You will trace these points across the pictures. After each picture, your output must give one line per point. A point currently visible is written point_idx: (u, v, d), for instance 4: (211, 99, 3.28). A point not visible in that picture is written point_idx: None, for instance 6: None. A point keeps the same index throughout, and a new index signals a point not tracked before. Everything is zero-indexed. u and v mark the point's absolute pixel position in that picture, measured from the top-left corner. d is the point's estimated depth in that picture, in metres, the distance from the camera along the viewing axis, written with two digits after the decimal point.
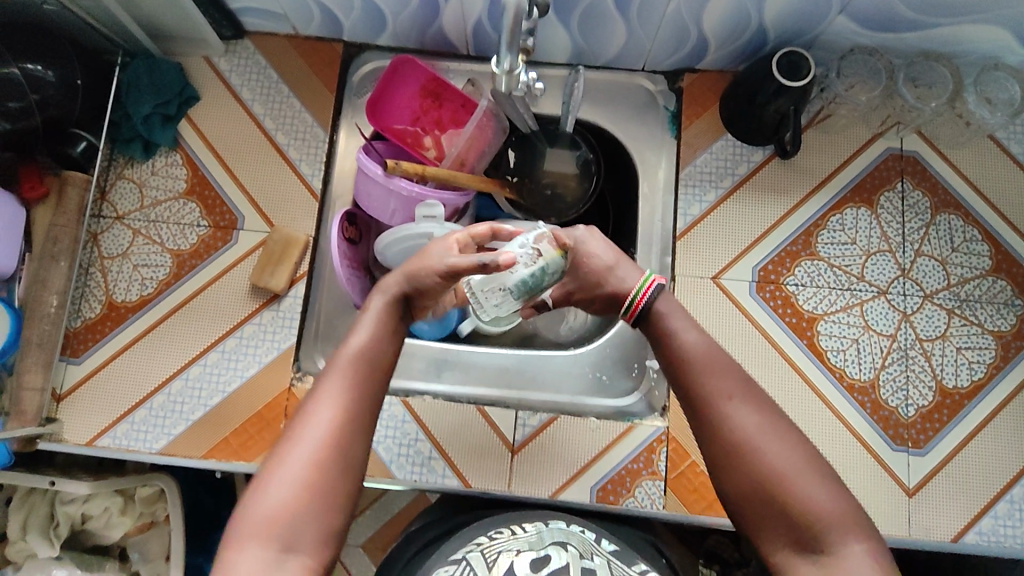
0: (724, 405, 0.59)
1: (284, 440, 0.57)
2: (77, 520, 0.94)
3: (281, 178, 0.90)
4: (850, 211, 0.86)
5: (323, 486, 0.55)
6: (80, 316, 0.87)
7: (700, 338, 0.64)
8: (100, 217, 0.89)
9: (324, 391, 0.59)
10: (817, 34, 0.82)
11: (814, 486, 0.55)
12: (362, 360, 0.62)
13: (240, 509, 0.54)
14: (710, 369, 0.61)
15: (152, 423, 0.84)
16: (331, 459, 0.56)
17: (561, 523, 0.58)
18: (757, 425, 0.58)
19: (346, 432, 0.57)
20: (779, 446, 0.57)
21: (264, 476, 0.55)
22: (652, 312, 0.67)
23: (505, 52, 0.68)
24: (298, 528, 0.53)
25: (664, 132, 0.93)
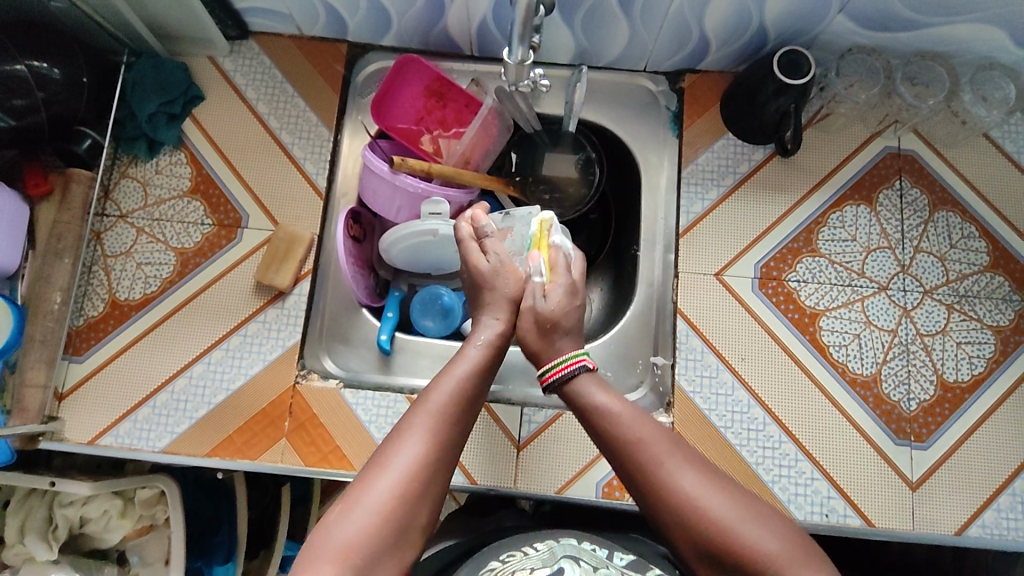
0: (659, 469, 0.59)
1: (373, 466, 0.58)
2: (75, 523, 0.93)
3: (286, 177, 0.90)
4: (851, 208, 0.88)
5: (402, 520, 0.55)
6: (83, 314, 0.86)
7: (620, 403, 0.65)
8: (103, 215, 0.89)
9: (413, 424, 0.60)
10: (816, 34, 0.84)
11: (760, 531, 0.55)
12: (457, 399, 0.63)
13: (322, 527, 0.54)
14: (636, 431, 0.62)
15: (155, 422, 0.83)
16: (416, 495, 0.57)
17: (573, 539, 0.58)
18: (692, 483, 0.58)
19: (430, 470, 0.58)
20: (719, 496, 0.57)
21: (348, 499, 0.56)
22: (572, 393, 0.68)
23: (516, 43, 0.69)
24: (371, 561, 0.53)
25: (666, 131, 0.94)
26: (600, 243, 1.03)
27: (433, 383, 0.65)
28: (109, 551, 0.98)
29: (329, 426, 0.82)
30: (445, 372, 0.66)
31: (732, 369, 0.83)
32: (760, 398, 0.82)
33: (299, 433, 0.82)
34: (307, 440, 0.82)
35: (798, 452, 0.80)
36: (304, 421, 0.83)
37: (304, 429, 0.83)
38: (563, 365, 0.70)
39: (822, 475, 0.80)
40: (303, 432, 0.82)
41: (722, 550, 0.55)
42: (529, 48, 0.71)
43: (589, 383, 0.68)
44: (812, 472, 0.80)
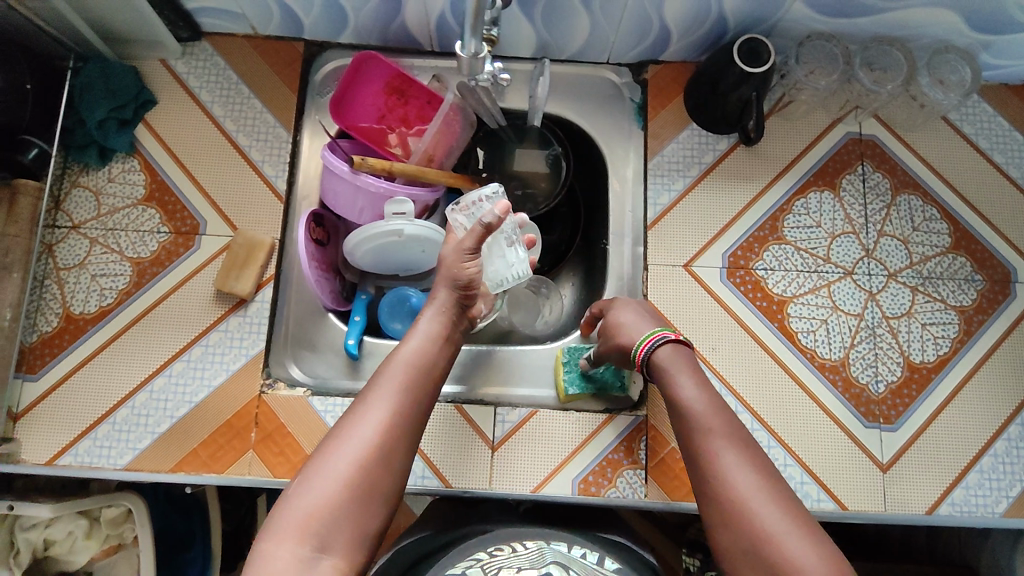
0: (720, 453, 0.58)
1: (334, 438, 0.59)
2: (38, 546, 0.90)
3: (244, 180, 0.88)
4: (815, 195, 0.88)
5: (363, 487, 0.56)
6: (36, 330, 0.83)
7: (701, 399, 0.62)
8: (54, 227, 0.86)
9: (374, 396, 0.62)
10: (775, 21, 0.84)
11: (807, 547, 0.51)
12: (414, 373, 0.64)
13: (285, 499, 0.55)
14: (710, 431, 0.59)
15: (116, 438, 0.81)
16: (377, 462, 0.57)
17: (563, 542, 0.57)
18: (754, 482, 0.55)
19: (391, 438, 0.59)
20: (771, 506, 0.53)
21: (309, 470, 0.57)
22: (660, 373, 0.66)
23: (469, 36, 0.68)
24: (336, 525, 0.54)
25: (631, 123, 0.93)
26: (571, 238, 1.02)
27: (387, 360, 0.66)
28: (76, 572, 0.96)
29: (298, 435, 0.81)
30: (400, 348, 0.67)
31: (704, 359, 0.83)
32: (731, 387, 0.82)
33: (266, 444, 0.80)
34: (275, 450, 0.80)
35: (771, 440, 0.80)
36: (270, 431, 0.81)
37: (271, 439, 0.81)
38: (647, 341, 0.68)
39: (795, 461, 0.80)
40: (270, 442, 0.80)
41: (764, 558, 0.51)
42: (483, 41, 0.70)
43: (672, 358, 0.66)
44: (784, 458, 0.80)
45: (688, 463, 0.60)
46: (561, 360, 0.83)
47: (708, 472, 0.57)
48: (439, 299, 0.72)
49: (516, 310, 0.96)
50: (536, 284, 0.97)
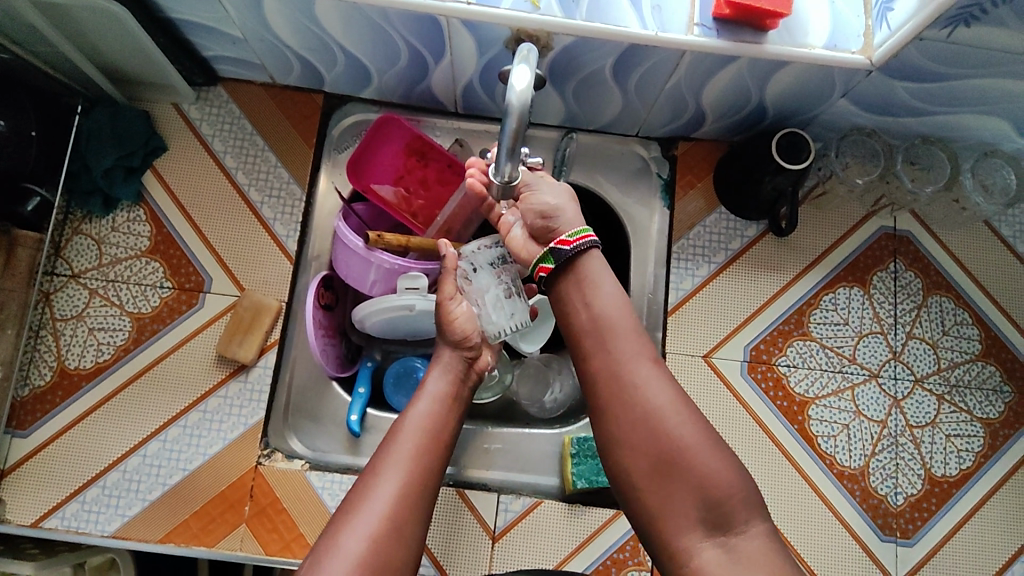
0: (639, 374, 0.60)
1: (343, 513, 0.56)
2: None
3: (254, 239, 0.85)
4: (843, 290, 0.86)
5: (380, 566, 0.53)
6: (29, 383, 0.80)
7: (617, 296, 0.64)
8: (53, 275, 0.83)
9: (384, 466, 0.59)
10: (817, 113, 0.81)
11: (719, 460, 0.57)
12: (426, 437, 0.62)
13: None
14: (620, 337, 0.62)
15: (104, 504, 0.77)
16: (390, 539, 0.54)
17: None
18: (672, 403, 0.59)
19: (403, 513, 0.56)
20: (682, 417, 0.58)
21: (321, 550, 0.53)
22: (578, 269, 0.65)
23: (503, 160, 0.57)
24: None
25: (656, 199, 0.90)
26: None
27: (394, 429, 0.63)
28: None
29: (293, 513, 0.77)
30: (408, 414, 0.64)
31: None
32: None
33: (259, 520, 0.77)
34: (268, 527, 0.77)
35: None
36: (265, 506, 0.78)
37: (265, 515, 0.77)
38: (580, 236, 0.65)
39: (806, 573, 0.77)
40: (264, 518, 0.77)
41: (680, 471, 0.57)
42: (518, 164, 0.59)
43: (588, 270, 0.65)
44: None
45: (596, 390, 0.62)
46: (570, 452, 0.81)
47: (626, 395, 0.60)
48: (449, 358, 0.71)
49: (525, 383, 0.92)
50: (546, 359, 0.93)
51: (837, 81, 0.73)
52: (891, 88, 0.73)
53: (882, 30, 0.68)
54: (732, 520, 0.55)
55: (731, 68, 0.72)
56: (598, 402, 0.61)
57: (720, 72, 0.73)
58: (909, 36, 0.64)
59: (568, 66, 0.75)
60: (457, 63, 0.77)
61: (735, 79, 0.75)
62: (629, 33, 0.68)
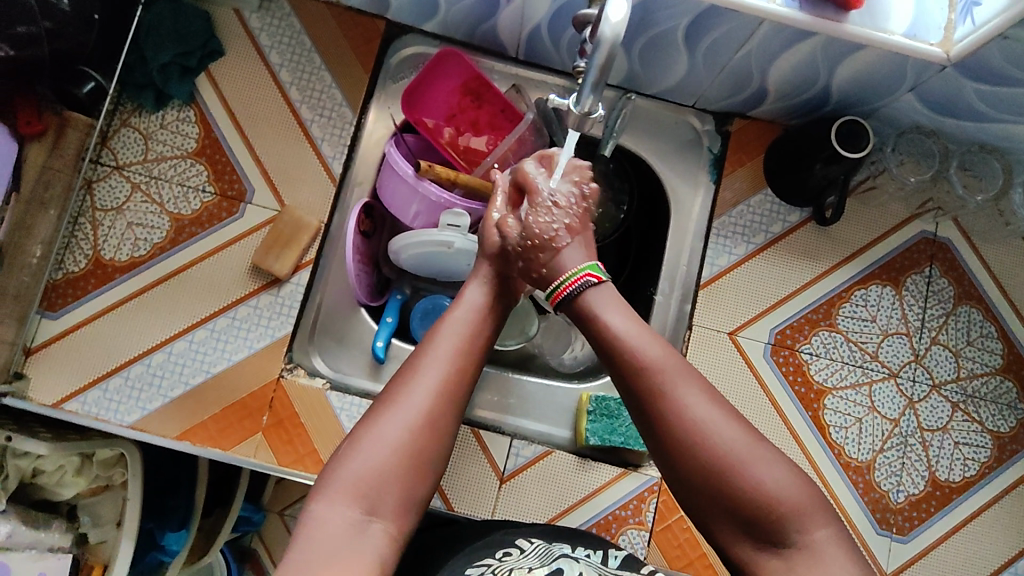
0: (668, 384, 0.55)
1: (383, 400, 0.56)
2: (27, 473, 0.90)
3: (300, 156, 0.85)
4: (875, 288, 0.86)
5: (417, 453, 0.54)
6: (63, 268, 0.80)
7: (631, 327, 0.59)
8: (98, 164, 0.83)
9: (424, 359, 0.58)
10: (878, 106, 0.81)
11: (769, 472, 0.52)
12: (467, 336, 0.61)
13: (335, 459, 0.53)
14: (649, 361, 0.57)
15: (126, 394, 0.78)
16: (425, 430, 0.54)
17: (564, 544, 0.57)
18: (708, 411, 0.54)
19: (441, 406, 0.56)
20: (724, 428, 0.53)
21: (359, 432, 0.54)
22: (585, 303, 0.63)
23: (586, 91, 0.56)
24: (387, 492, 0.52)
25: (703, 172, 0.90)
26: (619, 268, 0.98)
27: (437, 327, 0.62)
28: (60, 504, 0.96)
29: (310, 428, 0.79)
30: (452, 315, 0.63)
31: None
32: None
33: (276, 430, 0.79)
34: (284, 438, 0.78)
35: None
36: (283, 418, 0.79)
37: (282, 426, 0.79)
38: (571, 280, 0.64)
39: None
40: (281, 429, 0.79)
41: (718, 483, 0.52)
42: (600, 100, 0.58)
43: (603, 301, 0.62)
44: None
45: (632, 412, 0.58)
46: (586, 408, 0.82)
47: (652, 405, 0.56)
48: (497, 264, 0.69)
49: (548, 337, 0.93)
50: None
51: (908, 74, 0.73)
52: (961, 88, 0.73)
53: (964, 25, 0.67)
54: (783, 534, 0.51)
55: (804, 46, 0.72)
56: (637, 423, 0.58)
57: (795, 48, 0.72)
58: (994, 32, 0.63)
59: (641, 22, 0.74)
60: (529, 4, 0.76)
61: (808, 57, 0.74)
62: None
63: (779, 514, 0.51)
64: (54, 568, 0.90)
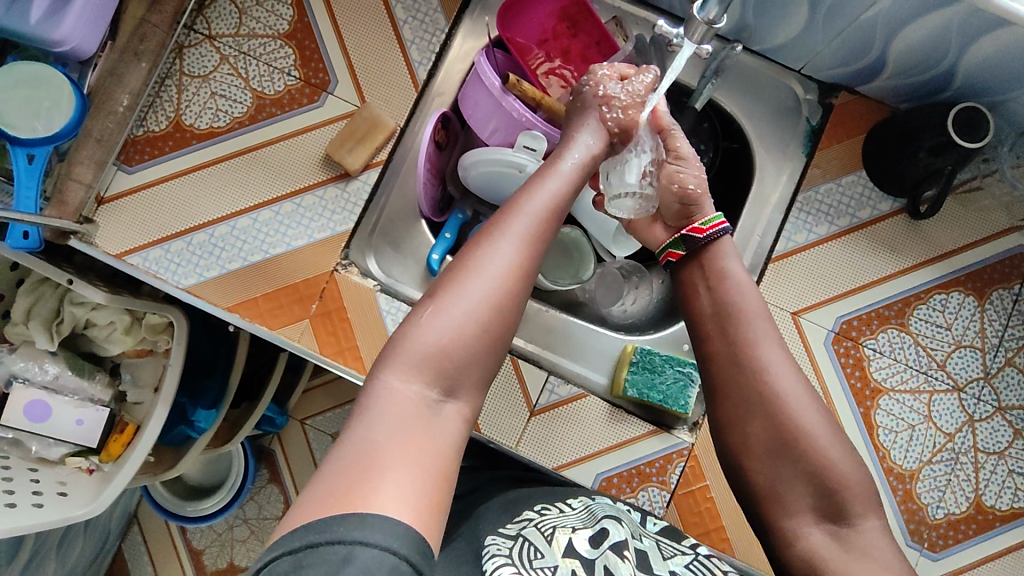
0: (765, 357, 0.62)
1: (461, 270, 0.54)
2: (80, 322, 0.94)
3: (388, 56, 0.84)
4: (957, 295, 0.81)
5: (492, 326, 0.53)
6: (144, 126, 0.81)
7: (746, 282, 0.67)
8: (191, 30, 0.83)
9: (499, 234, 0.56)
10: (1005, 99, 0.75)
11: (841, 452, 0.59)
12: (544, 217, 0.58)
13: (411, 327, 0.52)
14: (757, 322, 0.64)
15: (186, 258, 0.80)
16: (501, 309, 0.53)
17: (606, 503, 0.63)
18: (797, 390, 0.61)
19: (518, 281, 0.54)
20: (809, 404, 0.61)
21: (437, 302, 0.52)
22: (713, 253, 0.69)
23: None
24: (465, 368, 0.51)
25: (798, 146, 0.85)
26: None
27: (517, 199, 0.59)
28: (104, 359, 1.00)
29: (355, 324, 0.79)
30: (532, 191, 0.60)
31: None
32: None
33: (322, 320, 0.79)
34: (329, 330, 0.79)
35: None
36: (331, 310, 0.80)
37: (329, 318, 0.79)
38: (711, 224, 0.70)
39: None
40: (327, 321, 0.79)
41: (796, 456, 0.59)
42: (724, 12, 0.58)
43: (721, 252, 0.69)
44: None
45: (722, 364, 0.64)
46: (629, 359, 0.80)
47: (750, 377, 0.62)
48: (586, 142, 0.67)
49: (600, 286, 0.91)
50: (628, 270, 0.91)
51: None
52: None
53: None
54: (844, 507, 0.57)
55: (943, 14, 0.66)
56: (721, 374, 0.64)
57: (932, 14, 0.67)
58: None
59: None
60: None
61: (942, 28, 0.68)
62: None
63: (846, 489, 0.58)
64: (91, 419, 0.94)
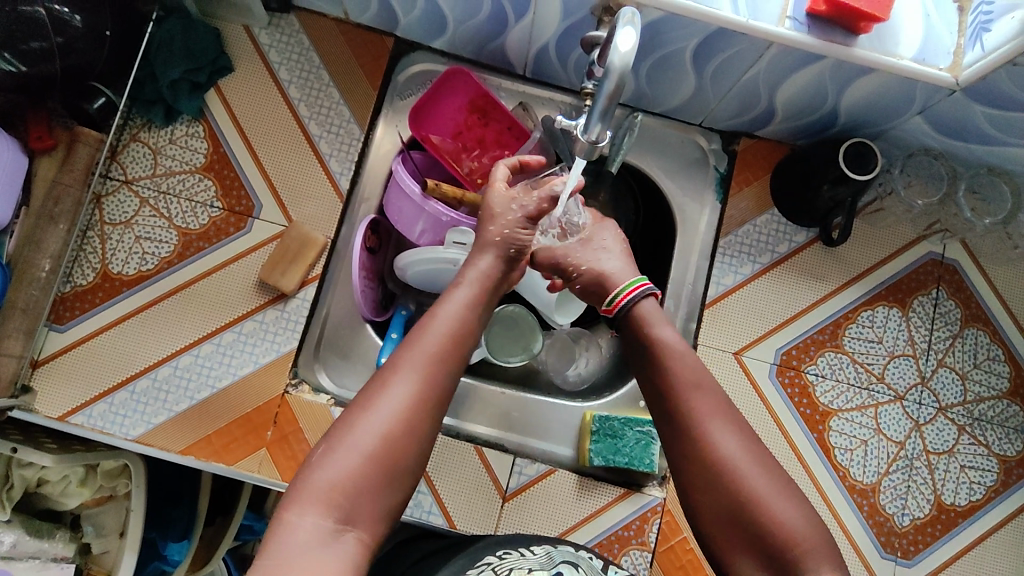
0: (707, 425, 0.61)
1: (358, 402, 0.56)
2: (32, 482, 0.88)
3: (309, 173, 0.85)
4: (882, 309, 0.86)
5: (390, 458, 0.54)
6: (71, 282, 0.81)
7: (683, 350, 0.67)
8: (107, 178, 0.83)
9: (404, 361, 0.58)
10: (887, 127, 0.81)
11: (790, 509, 0.55)
12: (449, 335, 0.61)
13: (309, 464, 0.53)
14: (693, 389, 0.63)
15: (132, 408, 0.79)
16: (399, 438, 0.54)
17: (567, 547, 0.62)
18: (739, 451, 0.59)
19: (419, 409, 0.56)
20: (756, 469, 0.57)
21: (335, 438, 0.54)
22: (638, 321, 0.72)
23: (595, 120, 0.57)
24: (359, 500, 0.52)
25: (710, 191, 0.90)
26: None
27: (419, 324, 0.62)
28: (63, 514, 0.94)
29: (313, 443, 0.79)
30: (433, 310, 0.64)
31: None
32: None
33: (280, 446, 0.79)
34: (288, 454, 0.79)
35: None
36: (287, 434, 0.79)
37: (286, 442, 0.79)
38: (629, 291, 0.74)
39: None
40: (285, 445, 0.79)
41: (744, 524, 0.55)
42: (607, 129, 0.59)
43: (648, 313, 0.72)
44: None
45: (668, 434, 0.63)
46: (590, 428, 0.81)
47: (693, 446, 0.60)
48: (483, 265, 0.71)
49: (553, 355, 0.93)
50: (577, 334, 0.94)
51: (915, 98, 0.73)
52: (971, 113, 0.72)
53: (974, 50, 0.66)
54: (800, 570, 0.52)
55: (815, 68, 0.71)
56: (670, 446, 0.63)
57: (801, 71, 0.73)
58: (1005, 58, 0.62)
59: (649, 43, 0.74)
60: (537, 24, 0.77)
61: (815, 80, 0.74)
62: (720, 16, 0.66)
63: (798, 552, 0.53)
64: None
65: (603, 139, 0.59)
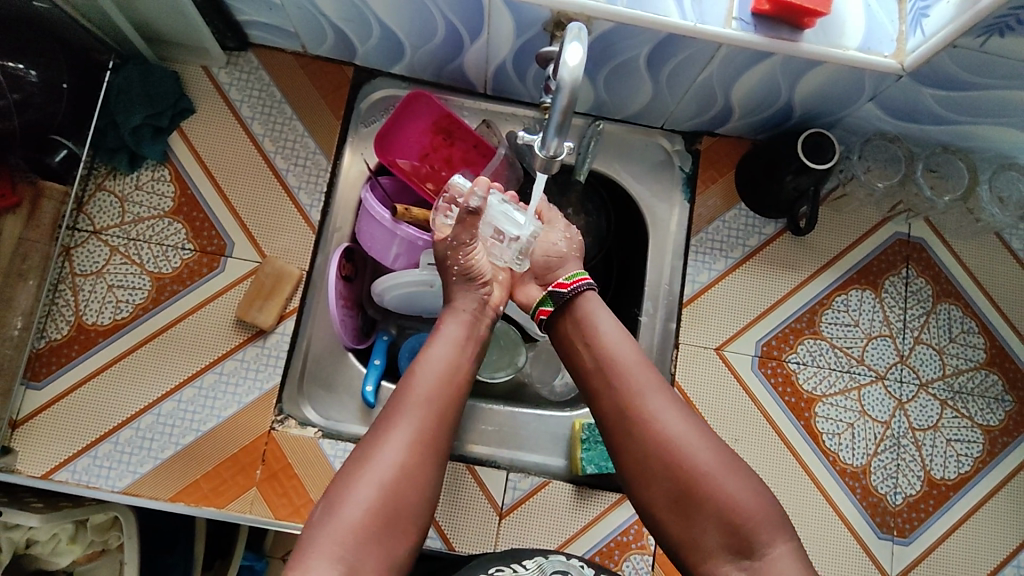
0: (654, 407, 0.63)
1: (356, 459, 0.57)
2: (19, 544, 0.72)
3: (278, 207, 0.85)
4: (855, 293, 0.87)
5: (393, 509, 0.55)
6: (45, 336, 0.80)
7: (616, 336, 0.68)
8: (74, 230, 0.82)
9: (398, 412, 0.60)
10: (842, 116, 0.83)
11: (736, 484, 0.59)
12: (442, 379, 0.63)
13: (314, 522, 0.54)
14: (634, 370, 0.66)
15: (117, 459, 0.78)
16: (400, 489, 0.55)
17: (560, 557, 0.61)
18: (684, 426, 0.62)
19: (417, 458, 0.57)
20: (701, 443, 0.61)
21: (337, 494, 0.55)
22: (577, 308, 0.71)
23: (552, 134, 0.58)
24: (365, 552, 0.53)
25: (678, 192, 0.91)
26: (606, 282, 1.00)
27: (407, 375, 0.63)
28: None
29: (304, 478, 0.78)
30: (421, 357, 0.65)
31: None
32: None
33: (270, 483, 0.78)
34: (279, 491, 0.78)
35: None
36: (277, 471, 0.78)
37: (276, 479, 0.78)
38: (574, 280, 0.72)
39: None
40: (275, 482, 0.78)
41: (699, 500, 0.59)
42: (564, 141, 0.61)
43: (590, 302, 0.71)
44: None
45: (615, 416, 0.64)
46: (579, 437, 0.82)
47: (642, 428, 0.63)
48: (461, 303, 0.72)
49: (537, 366, 0.93)
50: None
51: (866, 86, 0.75)
52: (920, 97, 0.74)
53: (916, 36, 0.69)
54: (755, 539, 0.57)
55: (766, 64, 0.73)
56: (617, 430, 0.64)
57: (754, 67, 0.74)
58: (944, 41, 0.64)
59: (604, 52, 0.75)
60: (492, 43, 0.78)
61: (768, 75, 0.75)
62: (668, 23, 0.68)
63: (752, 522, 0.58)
64: None
65: (560, 153, 0.60)
